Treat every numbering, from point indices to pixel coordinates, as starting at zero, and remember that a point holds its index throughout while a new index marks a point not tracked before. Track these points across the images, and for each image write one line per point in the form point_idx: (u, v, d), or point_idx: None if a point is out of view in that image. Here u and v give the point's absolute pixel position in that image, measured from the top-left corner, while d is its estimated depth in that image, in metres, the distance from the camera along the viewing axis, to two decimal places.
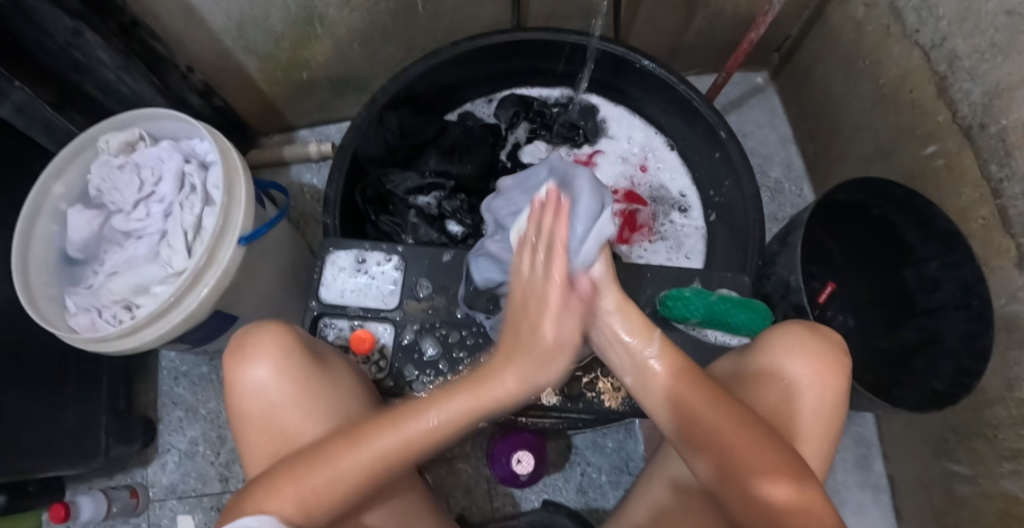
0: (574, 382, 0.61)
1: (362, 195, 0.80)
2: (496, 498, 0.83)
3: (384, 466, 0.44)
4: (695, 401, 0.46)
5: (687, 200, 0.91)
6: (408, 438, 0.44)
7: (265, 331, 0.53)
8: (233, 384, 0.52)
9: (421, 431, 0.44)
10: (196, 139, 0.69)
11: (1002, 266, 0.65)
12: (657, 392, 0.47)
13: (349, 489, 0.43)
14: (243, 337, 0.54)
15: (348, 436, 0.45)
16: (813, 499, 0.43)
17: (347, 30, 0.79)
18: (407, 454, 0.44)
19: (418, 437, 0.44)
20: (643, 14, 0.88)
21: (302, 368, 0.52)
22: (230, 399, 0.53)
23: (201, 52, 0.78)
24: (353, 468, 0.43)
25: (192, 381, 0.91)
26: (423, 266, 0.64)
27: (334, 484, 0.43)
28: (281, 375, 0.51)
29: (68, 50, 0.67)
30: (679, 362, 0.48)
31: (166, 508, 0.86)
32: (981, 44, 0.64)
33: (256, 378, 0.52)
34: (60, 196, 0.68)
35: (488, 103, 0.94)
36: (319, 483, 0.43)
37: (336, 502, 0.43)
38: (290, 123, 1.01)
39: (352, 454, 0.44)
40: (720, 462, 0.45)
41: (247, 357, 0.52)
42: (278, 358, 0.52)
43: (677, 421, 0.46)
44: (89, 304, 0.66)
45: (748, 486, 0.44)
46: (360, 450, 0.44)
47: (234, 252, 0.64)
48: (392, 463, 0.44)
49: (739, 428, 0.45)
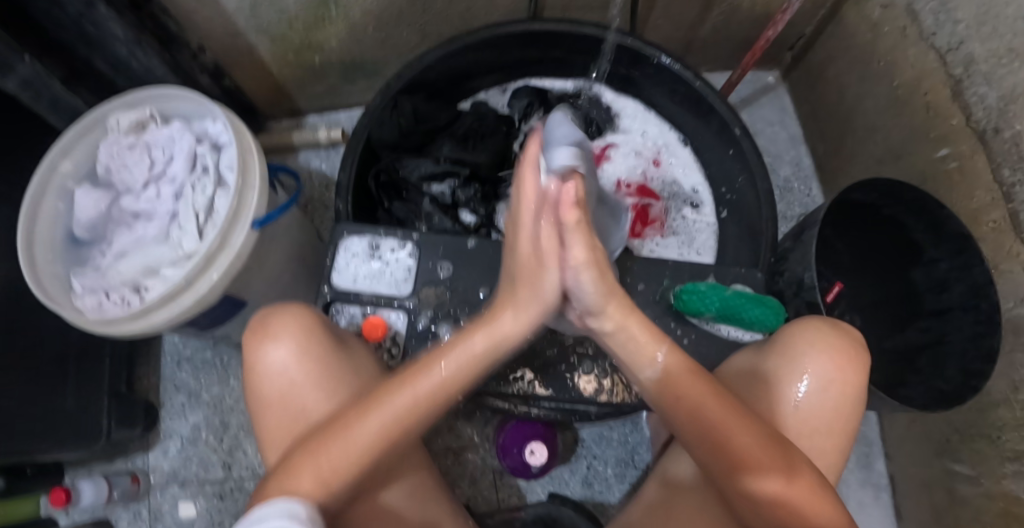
0: (583, 364, 0.61)
1: (374, 181, 0.80)
2: (502, 489, 0.83)
3: (401, 427, 0.44)
4: (704, 400, 0.46)
5: (700, 196, 0.91)
6: (420, 392, 0.45)
7: (289, 314, 0.52)
8: (252, 367, 0.52)
9: (432, 384, 0.45)
10: (209, 120, 0.68)
11: (1012, 269, 0.66)
12: (662, 386, 0.47)
13: (367, 457, 0.44)
14: (264, 318, 0.53)
15: (364, 405, 0.45)
16: (801, 496, 0.44)
17: (362, 13, 0.78)
18: (421, 408, 0.45)
19: (431, 390, 0.45)
20: (660, 7, 0.87)
21: (325, 353, 0.51)
22: (249, 381, 0.52)
23: (212, 31, 0.77)
24: (369, 434, 0.44)
25: (195, 366, 0.90)
26: (438, 253, 0.64)
27: (352, 454, 0.43)
28: (302, 361, 0.51)
29: (81, 24, 0.66)
30: (683, 362, 0.47)
31: (167, 493, 0.85)
32: (999, 48, 0.64)
33: (277, 360, 0.51)
34: (67, 173, 0.67)
35: (501, 93, 0.93)
36: (337, 453, 0.43)
37: (352, 475, 0.43)
38: (299, 108, 1.00)
39: (369, 420, 0.44)
40: (717, 454, 0.46)
41: (270, 338, 0.51)
42: (302, 341, 0.51)
43: (683, 415, 0.47)
44: (96, 285, 0.64)
45: (742, 478, 0.45)
46: (375, 416, 0.44)
47: (248, 235, 0.63)
48: (408, 421, 0.45)
49: (743, 422, 0.45)
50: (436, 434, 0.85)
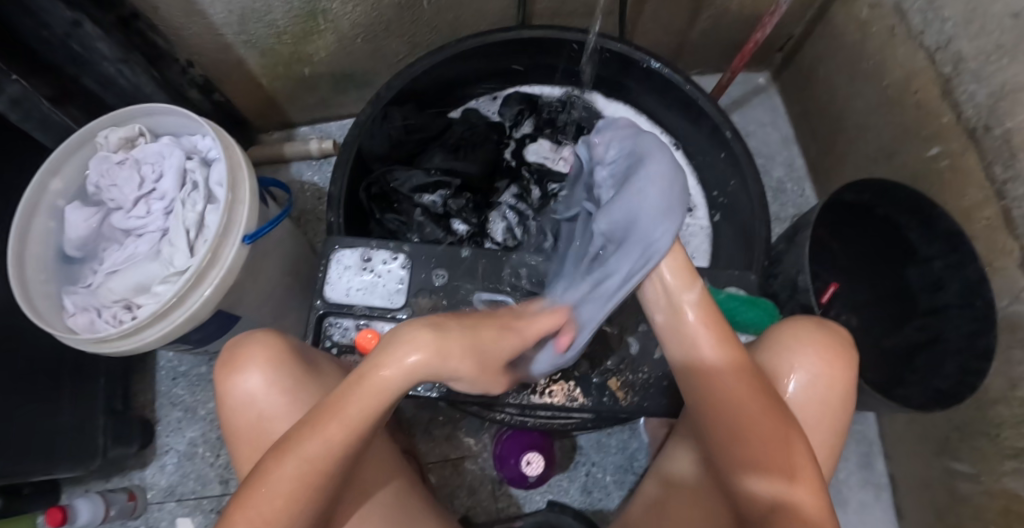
0: (578, 362, 0.60)
1: (366, 193, 0.80)
2: (500, 498, 0.83)
3: (317, 468, 0.41)
4: (729, 386, 0.47)
5: (692, 200, 0.90)
6: (328, 437, 0.41)
7: (256, 340, 0.52)
8: (224, 397, 0.52)
9: (342, 424, 0.42)
10: (198, 135, 0.68)
11: (1006, 266, 0.66)
12: (700, 373, 0.49)
13: (297, 500, 0.41)
14: (232, 348, 0.53)
15: (279, 447, 0.42)
16: (803, 500, 0.43)
17: (351, 25, 0.79)
18: (333, 447, 0.41)
19: (338, 431, 0.41)
20: (648, 12, 0.88)
21: (295, 380, 0.51)
22: (223, 411, 0.52)
23: (202, 47, 0.77)
24: (288, 478, 0.41)
25: (191, 381, 0.90)
26: (429, 263, 0.63)
27: (279, 497, 0.41)
28: (271, 388, 0.51)
29: (68, 42, 0.66)
30: (736, 355, 0.48)
31: (164, 510, 0.85)
32: (986, 46, 0.64)
33: (247, 390, 0.51)
34: (58, 192, 0.67)
35: (492, 101, 0.94)
36: (268, 498, 0.41)
37: (290, 516, 0.41)
38: (290, 120, 1.00)
39: (281, 464, 0.41)
40: (731, 451, 0.46)
41: (238, 370, 0.51)
42: (269, 369, 0.51)
43: (704, 400, 0.48)
44: (88, 303, 0.64)
45: (748, 479, 0.45)
46: (289, 460, 0.41)
47: (238, 250, 0.63)
48: (325, 462, 0.41)
49: (761, 411, 0.45)
50: (433, 444, 0.85)
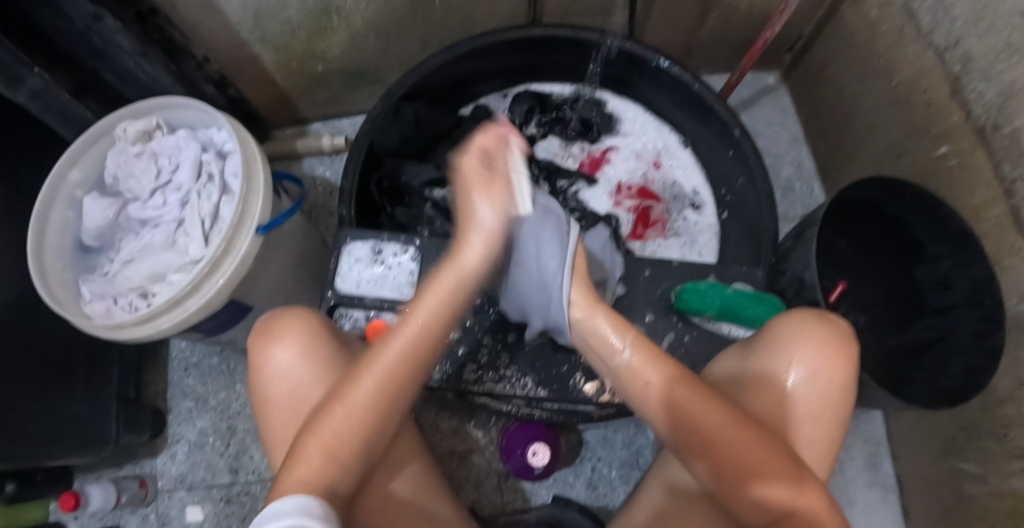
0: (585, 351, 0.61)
1: (377, 186, 0.81)
2: (506, 492, 0.83)
3: (390, 388, 0.45)
4: (693, 399, 0.46)
5: (700, 197, 0.91)
6: (403, 346, 0.45)
7: (294, 314, 0.53)
8: (257, 369, 0.52)
9: (411, 332, 0.46)
10: (214, 128, 0.69)
11: (1014, 265, 0.66)
12: (649, 392, 0.49)
13: (368, 422, 0.44)
14: (270, 320, 0.54)
15: (351, 373, 0.45)
16: (810, 504, 0.42)
17: (364, 22, 0.80)
18: (408, 364, 0.45)
19: (411, 339, 0.46)
20: (658, 11, 0.88)
21: (331, 354, 0.52)
22: (255, 384, 0.52)
23: (218, 42, 0.78)
24: (365, 394, 0.44)
25: (202, 372, 0.91)
26: (438, 256, 0.64)
27: (350, 415, 0.43)
28: (308, 359, 0.51)
29: (88, 36, 0.67)
30: (676, 371, 0.49)
31: (174, 498, 0.86)
32: (997, 44, 0.64)
33: (280, 362, 0.51)
34: (76, 182, 0.68)
35: (502, 98, 0.94)
36: (338, 423, 0.43)
37: (359, 437, 0.43)
38: (303, 116, 1.02)
39: (358, 383, 0.44)
40: (719, 466, 0.45)
41: (273, 340, 0.52)
42: (307, 341, 0.52)
43: (667, 416, 0.47)
44: (104, 291, 0.66)
45: (748, 489, 0.44)
46: (366, 379, 0.44)
47: (252, 241, 0.64)
48: (403, 376, 0.45)
49: (740, 426, 0.45)
50: (441, 437, 0.86)
